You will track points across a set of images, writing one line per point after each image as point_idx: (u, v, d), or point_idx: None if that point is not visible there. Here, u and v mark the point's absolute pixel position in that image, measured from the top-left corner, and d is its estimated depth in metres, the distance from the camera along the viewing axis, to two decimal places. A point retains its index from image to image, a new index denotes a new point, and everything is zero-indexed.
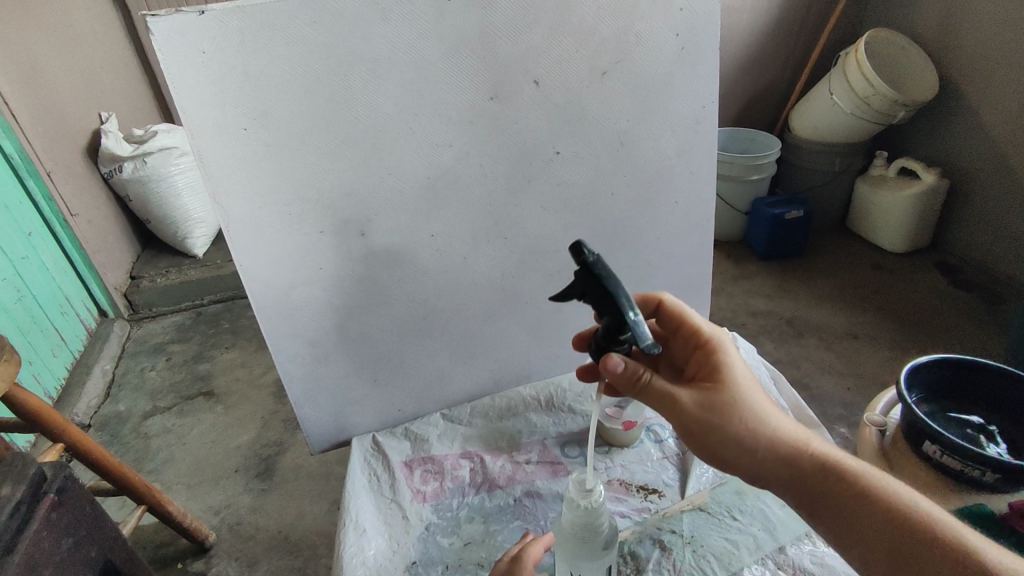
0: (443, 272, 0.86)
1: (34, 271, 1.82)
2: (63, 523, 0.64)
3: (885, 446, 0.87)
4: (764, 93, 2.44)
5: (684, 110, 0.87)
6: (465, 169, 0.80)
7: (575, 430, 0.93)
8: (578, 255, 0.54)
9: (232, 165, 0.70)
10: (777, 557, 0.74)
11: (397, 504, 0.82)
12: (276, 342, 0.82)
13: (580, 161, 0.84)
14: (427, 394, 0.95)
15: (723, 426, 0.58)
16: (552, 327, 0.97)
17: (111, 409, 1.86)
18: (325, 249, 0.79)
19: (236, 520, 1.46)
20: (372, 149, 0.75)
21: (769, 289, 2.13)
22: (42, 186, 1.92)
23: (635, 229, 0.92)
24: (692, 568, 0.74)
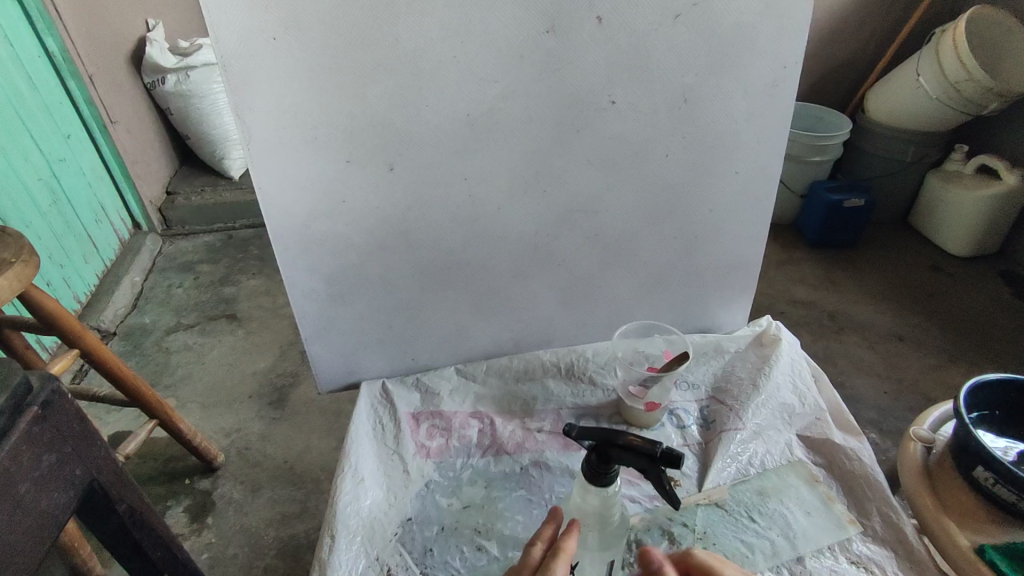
0: (473, 220, 0.80)
1: (70, 176, 1.82)
2: (46, 441, 0.51)
3: (930, 465, 0.77)
4: (841, 68, 2.25)
5: (764, 69, 0.76)
6: (508, 110, 0.73)
7: (592, 405, 0.88)
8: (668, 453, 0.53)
9: (259, 78, 0.65)
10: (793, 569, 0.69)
11: (399, 456, 0.79)
12: (292, 274, 0.78)
13: (636, 114, 0.76)
14: (443, 346, 0.91)
15: None
16: (583, 293, 0.91)
17: (136, 321, 1.89)
18: (350, 182, 0.73)
19: (245, 446, 1.47)
20: (411, 76, 0.68)
21: (814, 279, 2.01)
22: (83, 90, 1.89)
23: (686, 198, 0.84)
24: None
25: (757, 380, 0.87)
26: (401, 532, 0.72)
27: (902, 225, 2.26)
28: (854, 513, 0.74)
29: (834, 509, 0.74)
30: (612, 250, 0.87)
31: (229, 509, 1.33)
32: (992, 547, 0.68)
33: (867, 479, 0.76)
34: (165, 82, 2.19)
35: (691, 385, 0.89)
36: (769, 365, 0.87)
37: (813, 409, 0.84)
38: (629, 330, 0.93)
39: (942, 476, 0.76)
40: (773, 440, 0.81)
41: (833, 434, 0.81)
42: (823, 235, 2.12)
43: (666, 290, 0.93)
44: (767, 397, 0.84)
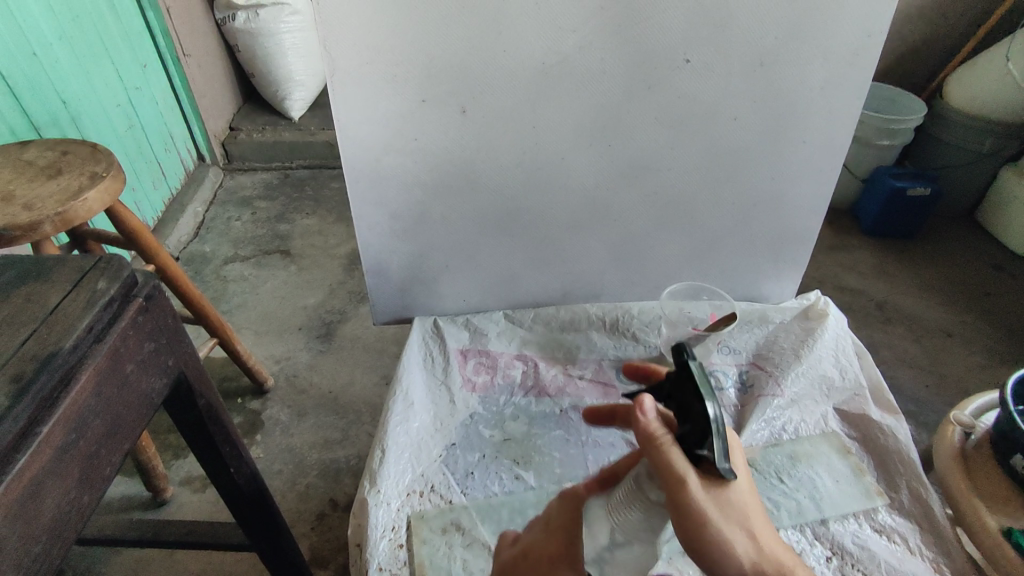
0: (538, 169, 0.82)
1: (144, 103, 1.91)
2: (148, 329, 0.57)
3: (966, 449, 0.77)
4: (923, 48, 2.14)
5: (847, 37, 0.74)
6: (583, 61, 0.73)
7: (633, 358, 0.91)
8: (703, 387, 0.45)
9: (346, 12, 0.68)
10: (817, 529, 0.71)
11: (446, 387, 0.84)
12: (360, 207, 0.83)
13: (708, 74, 0.76)
14: (495, 290, 0.95)
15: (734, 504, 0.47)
16: (635, 251, 0.92)
17: (197, 249, 2.00)
18: (424, 122, 0.77)
19: (293, 373, 1.56)
20: (492, 21, 0.70)
21: (865, 267, 1.97)
22: (159, 21, 1.96)
23: (751, 165, 0.84)
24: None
25: (800, 351, 0.87)
26: (445, 454, 0.77)
27: (967, 220, 2.17)
28: (884, 486, 0.75)
29: (862, 479, 0.76)
30: (670, 209, 0.88)
31: (277, 429, 1.42)
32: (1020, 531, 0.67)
33: (900, 456, 0.77)
34: (235, 19, 2.22)
35: (732, 350, 0.90)
36: (813, 337, 0.88)
37: (853, 385, 0.84)
38: (677, 290, 0.94)
39: (980, 461, 0.75)
40: (809, 410, 0.83)
41: (869, 409, 0.82)
42: (880, 222, 2.06)
43: (716, 255, 0.94)
44: (807, 367, 0.85)
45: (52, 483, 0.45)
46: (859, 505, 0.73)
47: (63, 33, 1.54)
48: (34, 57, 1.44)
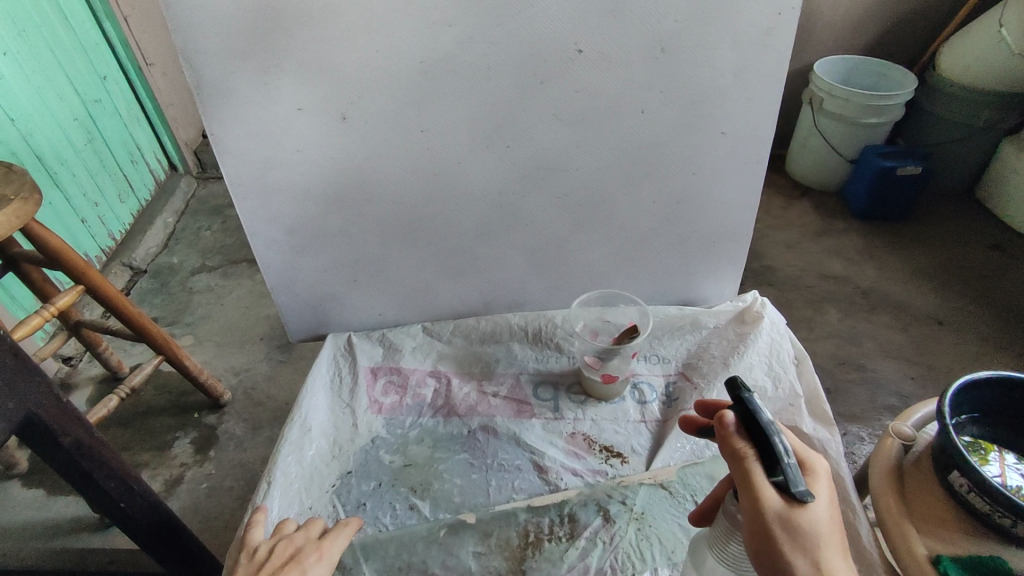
0: (436, 175, 0.77)
1: (105, 116, 1.89)
2: None
3: (903, 464, 0.70)
4: (913, 18, 2.01)
5: (756, 16, 0.67)
6: (466, 58, 0.68)
7: (555, 371, 0.86)
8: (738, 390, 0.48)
9: (197, 18, 0.63)
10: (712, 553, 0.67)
11: (351, 410, 0.80)
12: (251, 223, 0.78)
13: (607, 65, 0.69)
14: (410, 303, 0.90)
15: (811, 532, 0.44)
16: (555, 256, 0.86)
17: (166, 260, 1.98)
18: (303, 132, 0.72)
19: (251, 385, 1.53)
20: (357, 20, 0.64)
21: (853, 252, 1.87)
22: (118, 31, 1.94)
23: (667, 160, 0.78)
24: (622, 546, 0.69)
25: (729, 360, 0.82)
26: (338, 484, 0.74)
27: (964, 199, 2.05)
28: None
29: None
30: (585, 211, 0.82)
31: (231, 444, 1.39)
32: (951, 558, 0.61)
33: None
34: None
35: (660, 360, 0.86)
36: (746, 344, 0.83)
37: (786, 395, 0.78)
38: (589, 300, 0.88)
39: (915, 478, 0.69)
40: None
41: (802, 421, 0.75)
42: (870, 204, 1.96)
43: (643, 258, 0.88)
44: (736, 376, 0.80)
45: None
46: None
47: (9, 50, 1.52)
48: None
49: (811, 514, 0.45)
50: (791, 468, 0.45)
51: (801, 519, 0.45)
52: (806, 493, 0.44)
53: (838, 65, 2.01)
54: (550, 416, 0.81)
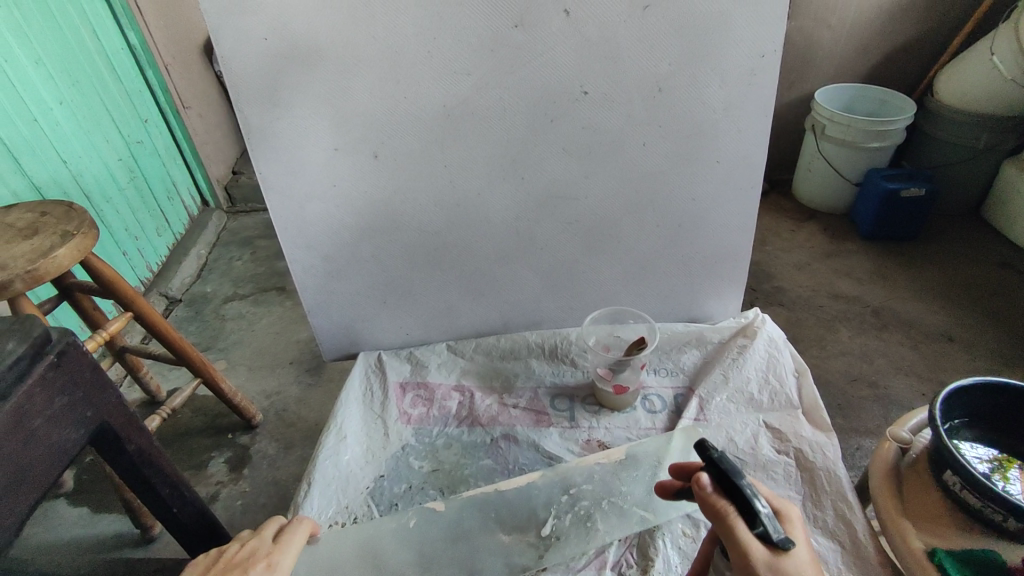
0: (459, 206, 0.84)
1: (146, 156, 2.02)
2: (60, 385, 0.61)
3: (900, 468, 0.74)
4: (910, 47, 2.09)
5: (742, 58, 0.75)
6: (483, 101, 0.76)
7: (570, 384, 0.93)
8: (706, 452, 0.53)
9: (250, 74, 0.72)
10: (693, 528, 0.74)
11: (382, 421, 0.87)
12: (292, 252, 0.87)
13: (610, 104, 0.77)
14: (435, 324, 0.97)
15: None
16: (568, 277, 0.93)
17: (199, 290, 2.09)
18: (338, 169, 0.80)
19: (282, 408, 1.60)
20: (388, 71, 0.73)
21: (862, 272, 1.92)
22: (159, 78, 2.09)
23: (669, 188, 0.85)
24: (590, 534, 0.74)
25: (728, 370, 0.87)
26: (372, 486, 0.80)
27: (972, 218, 2.09)
28: (807, 512, 0.74)
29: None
30: (594, 236, 0.89)
31: (264, 463, 1.46)
32: (946, 552, 0.65)
33: (826, 474, 0.76)
34: None
35: (669, 372, 0.92)
36: (742, 357, 0.88)
37: (785, 405, 0.84)
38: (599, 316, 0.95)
39: (913, 480, 0.73)
40: (738, 429, 0.82)
41: (801, 427, 0.81)
42: (876, 225, 2.00)
43: (651, 277, 0.94)
44: (738, 385, 0.86)
45: None
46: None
47: (64, 99, 1.65)
48: (35, 123, 1.54)
49: (795, 559, 0.49)
50: (768, 519, 0.49)
51: (788, 566, 0.49)
52: (785, 539, 0.49)
53: (839, 92, 2.08)
54: (567, 425, 0.88)
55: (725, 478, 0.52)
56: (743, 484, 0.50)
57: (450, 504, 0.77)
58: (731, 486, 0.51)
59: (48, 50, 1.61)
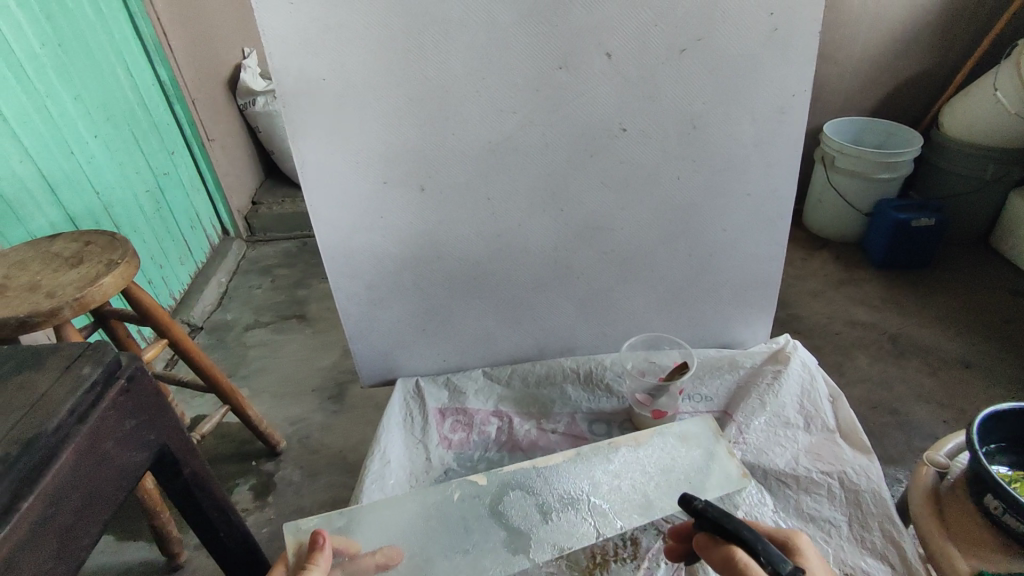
0: (499, 235, 0.87)
1: (172, 187, 2.07)
2: (128, 408, 0.62)
3: (941, 491, 0.76)
4: (914, 82, 2.16)
5: (772, 97, 0.78)
6: (526, 137, 0.79)
7: (607, 410, 0.95)
8: (689, 505, 0.58)
9: (307, 112, 0.75)
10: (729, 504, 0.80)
11: (424, 445, 0.90)
12: (337, 280, 0.89)
13: (647, 140, 0.80)
14: (471, 350, 0.99)
15: None
16: (602, 304, 0.96)
17: (221, 318, 2.11)
18: (386, 201, 0.83)
19: (306, 435, 1.61)
20: (438, 109, 0.76)
21: (876, 300, 1.94)
22: (186, 112, 2.15)
23: (702, 219, 0.88)
24: (626, 496, 0.79)
25: (765, 397, 0.89)
26: None
27: (980, 247, 2.13)
28: (853, 534, 0.75)
29: (818, 523, 0.77)
30: (629, 264, 0.92)
31: (289, 491, 1.46)
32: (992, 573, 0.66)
33: (872, 495, 0.77)
34: (255, 103, 2.46)
35: (702, 398, 0.94)
36: (779, 381, 0.90)
37: (823, 430, 0.85)
38: (636, 343, 0.98)
39: (954, 503, 0.74)
40: (778, 454, 0.84)
41: (841, 451, 0.82)
42: (888, 254, 2.04)
43: (683, 304, 0.97)
44: (773, 411, 0.87)
45: (26, 555, 0.50)
46: (788, 523, 0.78)
47: (98, 132, 1.70)
48: (71, 155, 1.59)
49: None
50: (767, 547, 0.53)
51: None
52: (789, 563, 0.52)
53: (847, 125, 2.14)
54: None
55: (719, 527, 0.56)
56: (732, 522, 0.54)
57: (490, 477, 0.81)
58: (723, 528, 0.55)
59: (85, 85, 1.67)
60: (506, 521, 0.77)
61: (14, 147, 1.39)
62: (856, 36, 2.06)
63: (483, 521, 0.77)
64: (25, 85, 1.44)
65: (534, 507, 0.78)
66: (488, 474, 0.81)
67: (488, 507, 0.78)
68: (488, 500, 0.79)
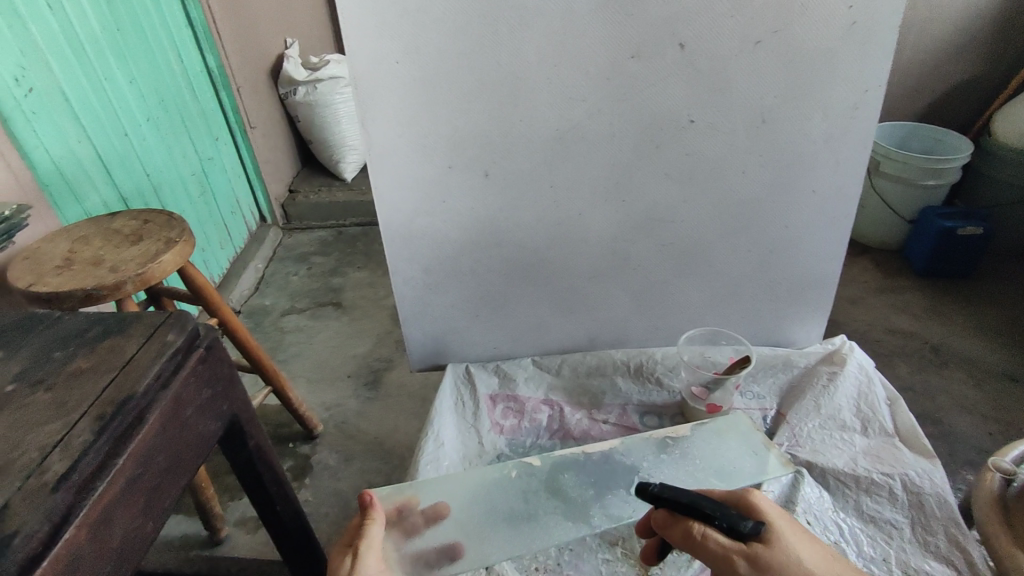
0: (559, 224, 0.88)
1: (215, 172, 2.11)
2: (206, 377, 0.64)
3: (1007, 498, 0.74)
4: (964, 88, 2.11)
5: (846, 93, 0.77)
6: (594, 127, 0.79)
7: (657, 403, 0.96)
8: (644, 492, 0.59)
9: (379, 95, 0.76)
10: (788, 490, 0.80)
11: (476, 430, 0.91)
12: (396, 263, 0.90)
13: (714, 133, 0.80)
14: (522, 339, 1.00)
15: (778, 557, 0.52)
16: (656, 297, 0.96)
17: (258, 302, 2.15)
18: (450, 186, 0.84)
19: (342, 419, 1.64)
20: (508, 95, 0.76)
21: (917, 308, 1.91)
22: (231, 99, 2.19)
23: (764, 215, 0.87)
24: (672, 476, 0.79)
25: (820, 399, 0.88)
26: None
27: None
28: (916, 537, 0.74)
29: (880, 525, 0.76)
30: (686, 258, 0.92)
31: (325, 474, 1.48)
32: None
33: (936, 499, 0.76)
34: (296, 92, 2.46)
35: (755, 396, 0.94)
36: (833, 385, 0.88)
37: (880, 433, 0.84)
38: (695, 337, 0.98)
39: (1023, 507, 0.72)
40: (837, 454, 0.83)
41: (902, 454, 0.81)
42: (930, 263, 2.00)
43: (738, 300, 0.97)
44: (828, 413, 0.86)
45: (121, 511, 0.51)
46: (849, 523, 0.77)
47: (150, 115, 1.74)
48: (125, 137, 1.62)
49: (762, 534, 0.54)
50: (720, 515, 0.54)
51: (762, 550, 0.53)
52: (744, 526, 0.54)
53: (892, 130, 2.11)
54: None
55: (672, 505, 0.57)
56: (680, 497, 0.56)
57: (545, 459, 0.83)
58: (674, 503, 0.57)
59: (140, 69, 1.70)
60: (562, 500, 0.78)
61: (75, 128, 1.43)
62: (906, 40, 2.03)
63: (540, 497, 0.78)
64: (85, 68, 1.48)
65: (590, 485, 0.79)
66: (542, 456, 0.83)
67: (545, 484, 0.79)
68: (543, 479, 0.80)
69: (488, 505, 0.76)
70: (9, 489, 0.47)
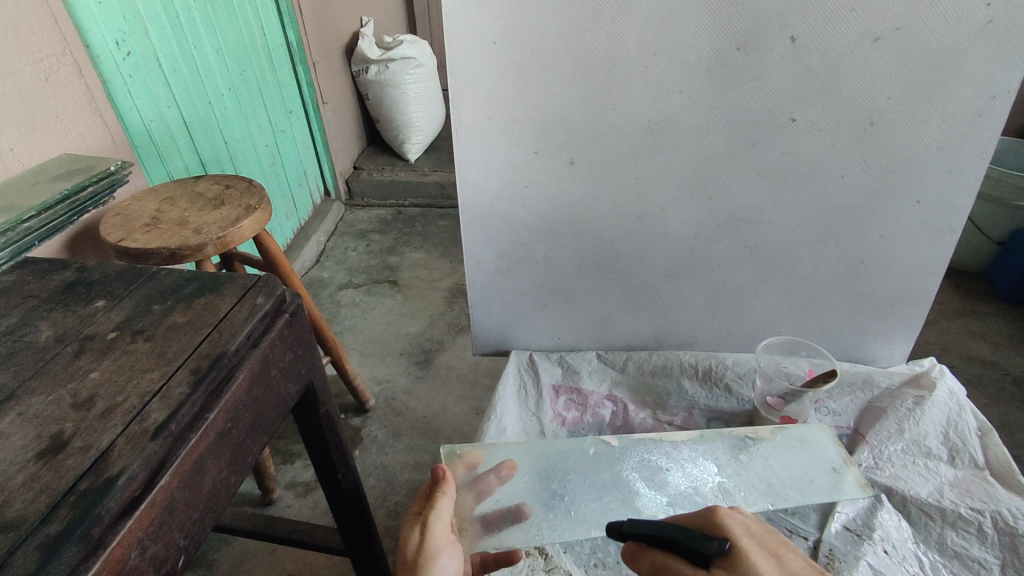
0: (638, 218, 0.85)
1: (287, 144, 2.16)
2: (290, 341, 0.65)
3: None
4: None
5: (967, 99, 0.72)
6: (689, 118, 0.76)
7: (724, 409, 0.94)
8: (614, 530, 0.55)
9: (473, 75, 0.75)
10: (865, 516, 0.77)
11: (538, 419, 0.92)
12: (471, 245, 0.90)
13: (817, 133, 0.76)
14: (588, 331, 0.99)
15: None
16: (732, 299, 0.93)
17: (317, 275, 2.20)
18: (534, 171, 0.82)
19: (392, 396, 1.66)
20: (604, 83, 0.74)
21: (998, 337, 1.79)
22: (306, 73, 2.23)
23: (860, 222, 0.83)
24: (749, 479, 0.77)
25: (905, 421, 0.83)
26: None
27: None
28: None
29: (965, 562, 0.72)
30: (770, 263, 0.88)
31: (374, 447, 1.51)
32: None
33: None
34: (368, 71, 2.50)
35: (830, 412, 0.90)
36: (922, 409, 0.83)
37: (970, 465, 0.80)
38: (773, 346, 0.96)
39: None
40: (919, 480, 0.79)
41: (993, 489, 0.76)
42: (1017, 289, 1.87)
43: (818, 310, 0.93)
44: (914, 436, 0.82)
45: (210, 462, 0.53)
46: (930, 557, 0.73)
47: (232, 85, 1.80)
48: (209, 104, 1.68)
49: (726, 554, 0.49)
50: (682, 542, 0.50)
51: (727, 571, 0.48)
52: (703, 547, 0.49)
53: None
54: None
55: (638, 537, 0.54)
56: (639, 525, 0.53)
57: (623, 440, 0.81)
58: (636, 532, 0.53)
59: (226, 40, 1.76)
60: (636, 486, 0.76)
61: (166, 93, 1.48)
62: None
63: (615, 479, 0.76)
64: (178, 36, 1.53)
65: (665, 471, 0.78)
66: (620, 437, 0.81)
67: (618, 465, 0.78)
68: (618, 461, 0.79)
69: (562, 479, 0.76)
70: (112, 431, 0.49)
